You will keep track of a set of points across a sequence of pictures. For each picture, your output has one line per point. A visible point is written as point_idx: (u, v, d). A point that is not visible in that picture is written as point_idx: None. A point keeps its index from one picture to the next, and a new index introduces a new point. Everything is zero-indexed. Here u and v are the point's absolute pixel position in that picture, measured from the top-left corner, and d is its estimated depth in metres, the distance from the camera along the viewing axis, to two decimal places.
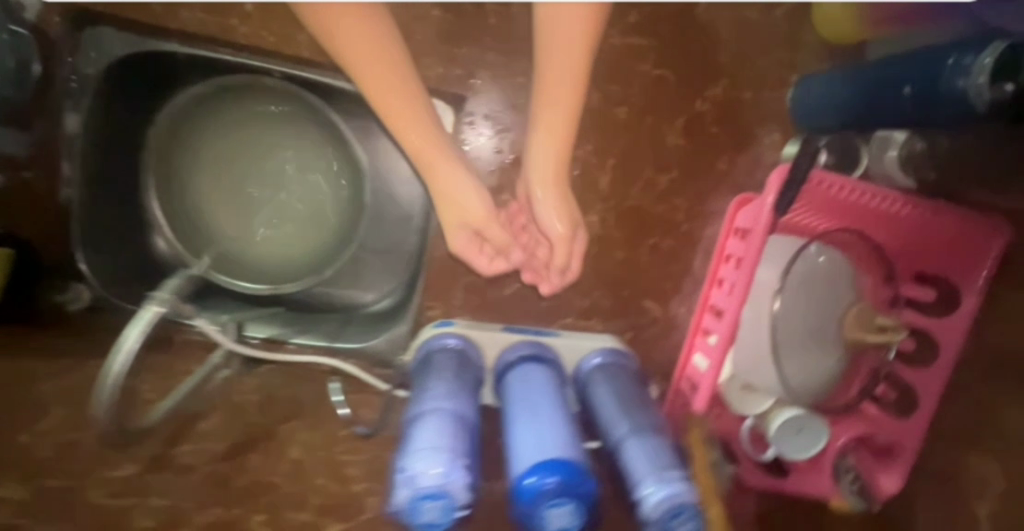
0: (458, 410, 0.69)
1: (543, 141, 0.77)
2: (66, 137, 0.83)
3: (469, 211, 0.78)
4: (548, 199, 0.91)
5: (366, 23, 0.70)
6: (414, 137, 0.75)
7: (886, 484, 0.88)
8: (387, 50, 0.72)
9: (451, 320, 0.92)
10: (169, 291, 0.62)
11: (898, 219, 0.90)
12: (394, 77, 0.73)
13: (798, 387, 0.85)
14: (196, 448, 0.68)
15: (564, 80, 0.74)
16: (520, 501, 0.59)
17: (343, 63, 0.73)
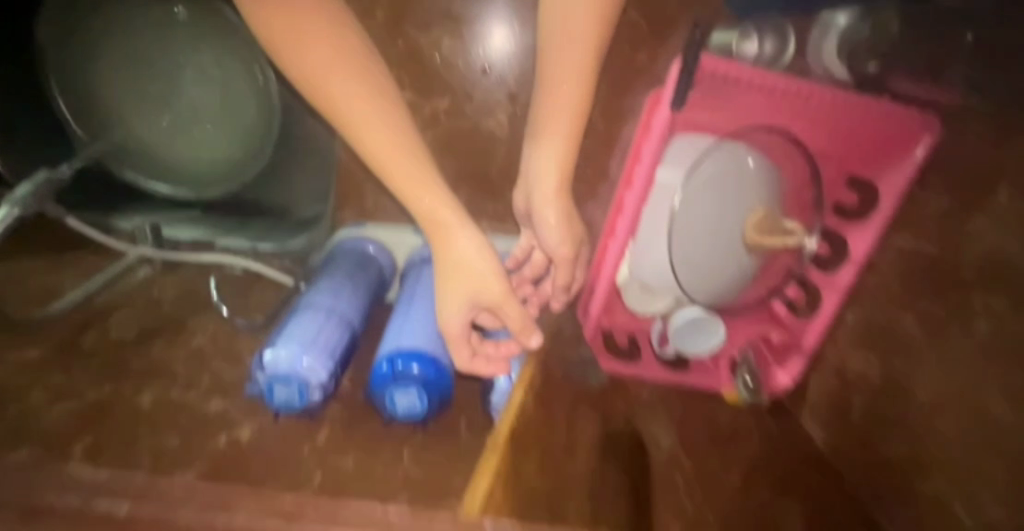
0: (341, 304, 0.72)
1: (553, 152, 0.69)
2: None
3: (485, 274, 0.62)
4: (451, 97, 0.86)
5: (333, 46, 0.61)
6: (401, 162, 0.62)
7: (779, 379, 0.92)
8: (360, 71, 0.62)
9: (361, 223, 0.93)
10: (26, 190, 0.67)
11: (832, 117, 0.83)
12: (367, 95, 0.61)
13: (694, 288, 0.86)
14: (104, 335, 0.74)
15: (568, 88, 0.68)
16: (376, 382, 0.65)
17: (314, 89, 0.61)
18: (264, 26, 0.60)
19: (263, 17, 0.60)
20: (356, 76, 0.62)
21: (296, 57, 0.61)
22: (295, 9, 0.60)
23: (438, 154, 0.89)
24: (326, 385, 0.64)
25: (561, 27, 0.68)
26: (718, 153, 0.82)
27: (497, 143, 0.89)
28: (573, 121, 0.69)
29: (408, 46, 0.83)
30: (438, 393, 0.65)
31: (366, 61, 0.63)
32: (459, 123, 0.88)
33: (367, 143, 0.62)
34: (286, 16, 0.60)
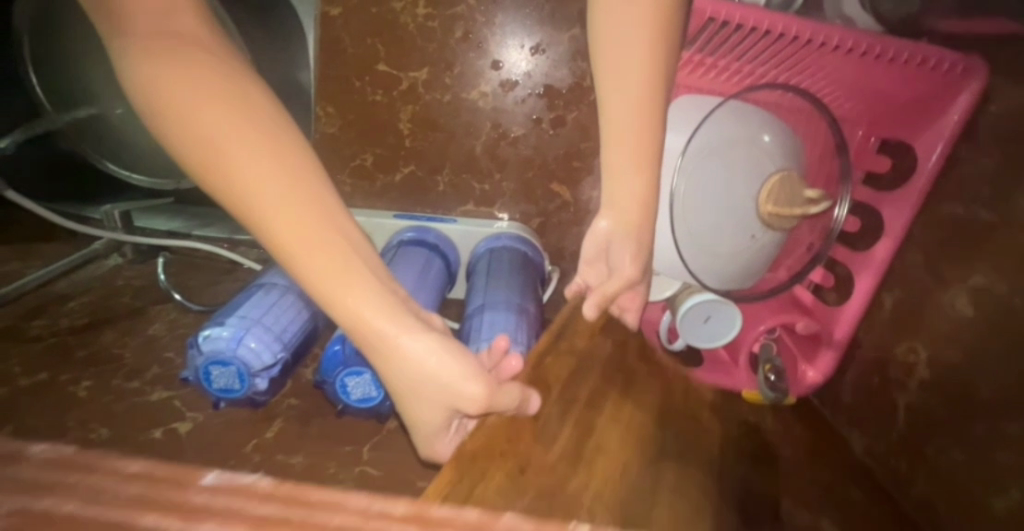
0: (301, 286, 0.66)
1: (617, 170, 0.57)
2: None
3: (445, 374, 0.44)
4: (429, 66, 0.80)
5: (227, 98, 0.41)
6: (320, 257, 0.42)
7: (808, 375, 0.79)
8: (265, 131, 0.42)
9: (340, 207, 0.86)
10: None
11: (857, 66, 0.72)
12: (261, 161, 0.41)
13: (702, 271, 0.75)
14: (55, 322, 0.69)
15: (628, 88, 0.55)
16: (329, 369, 0.59)
17: (200, 162, 0.41)
18: (136, 77, 0.41)
19: (134, 67, 0.41)
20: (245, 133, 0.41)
21: (175, 119, 0.41)
22: (178, 50, 0.41)
23: (418, 131, 0.83)
24: (270, 370, 0.60)
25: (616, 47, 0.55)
26: (725, 113, 0.72)
27: (481, 116, 0.82)
28: (644, 138, 0.56)
29: (382, 12, 0.77)
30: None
31: (269, 115, 0.43)
32: (439, 95, 0.81)
33: (273, 233, 0.42)
34: (165, 59, 0.41)
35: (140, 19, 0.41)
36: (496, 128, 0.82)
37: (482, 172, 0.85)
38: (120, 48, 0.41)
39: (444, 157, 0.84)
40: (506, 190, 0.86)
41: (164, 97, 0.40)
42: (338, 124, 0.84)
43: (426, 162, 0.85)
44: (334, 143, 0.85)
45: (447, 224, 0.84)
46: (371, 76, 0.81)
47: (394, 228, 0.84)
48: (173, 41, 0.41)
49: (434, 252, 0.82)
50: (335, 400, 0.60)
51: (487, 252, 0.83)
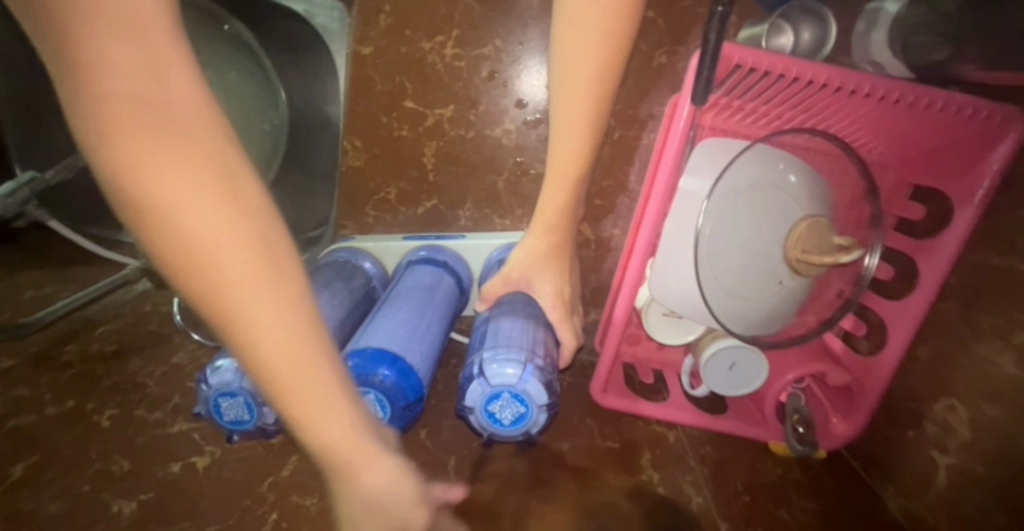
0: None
1: (561, 174, 0.65)
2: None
3: (405, 510, 0.48)
4: (454, 103, 0.81)
5: (221, 204, 0.38)
6: (301, 389, 0.41)
7: (839, 427, 0.77)
8: (272, 257, 0.40)
9: (351, 234, 0.86)
10: (2, 194, 0.64)
11: (892, 112, 0.70)
12: (270, 292, 0.40)
13: (729, 318, 0.73)
14: (84, 348, 0.71)
15: (573, 109, 0.63)
16: None
17: (181, 264, 0.38)
18: (111, 170, 0.36)
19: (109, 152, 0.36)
20: (256, 262, 0.39)
21: (151, 218, 0.37)
22: (165, 134, 0.36)
23: (442, 165, 0.84)
24: None
25: (570, 69, 0.62)
26: (751, 158, 0.70)
27: (504, 153, 0.82)
28: (584, 150, 0.64)
29: (411, 52, 0.79)
30: (401, 399, 0.59)
31: (261, 221, 0.40)
32: (464, 131, 0.82)
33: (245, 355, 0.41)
34: (150, 146, 0.36)
35: (120, 90, 0.35)
36: (520, 163, 0.83)
37: (503, 207, 0.85)
38: (90, 126, 0.35)
39: (468, 192, 0.85)
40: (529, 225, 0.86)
41: (149, 193, 0.36)
42: (365, 158, 0.84)
43: (448, 197, 0.85)
44: (359, 174, 0.85)
45: (454, 240, 0.82)
46: (398, 112, 0.82)
47: (403, 250, 0.82)
48: (151, 124, 0.36)
49: (439, 265, 0.79)
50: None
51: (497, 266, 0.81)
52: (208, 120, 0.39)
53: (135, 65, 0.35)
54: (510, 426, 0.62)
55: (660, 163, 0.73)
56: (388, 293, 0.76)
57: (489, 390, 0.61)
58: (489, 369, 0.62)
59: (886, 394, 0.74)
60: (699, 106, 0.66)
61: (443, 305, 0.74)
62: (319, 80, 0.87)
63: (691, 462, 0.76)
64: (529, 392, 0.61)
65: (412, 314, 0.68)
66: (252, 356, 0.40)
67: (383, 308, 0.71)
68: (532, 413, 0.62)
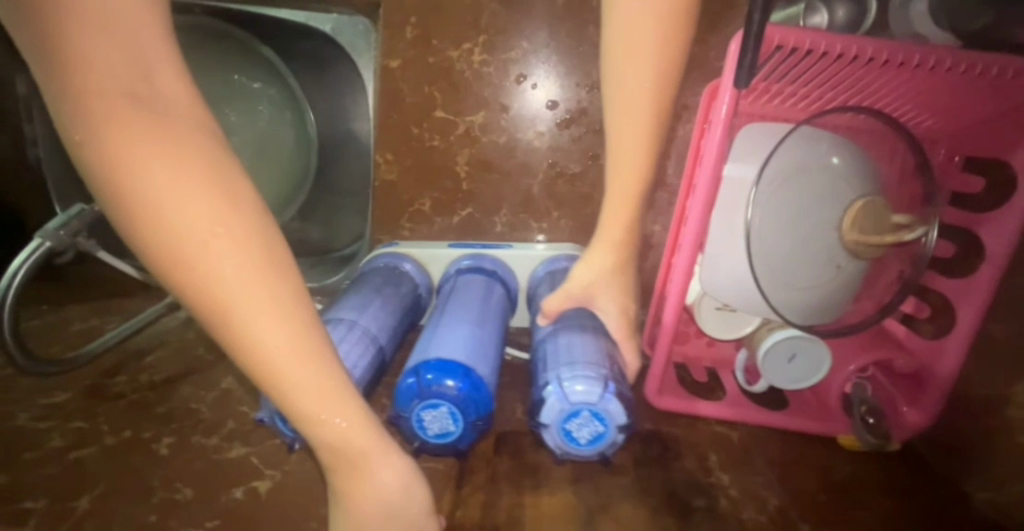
0: (365, 320, 0.66)
1: (625, 172, 0.62)
2: (26, 99, 0.85)
3: (414, 505, 0.51)
4: (484, 109, 0.80)
5: (199, 184, 0.43)
6: (295, 363, 0.45)
7: (910, 416, 0.73)
8: (257, 236, 0.45)
9: (395, 241, 0.84)
10: (55, 227, 0.65)
11: (943, 84, 0.67)
12: (256, 269, 0.44)
13: (785, 308, 0.71)
14: (135, 378, 0.71)
15: (639, 105, 0.61)
16: (401, 400, 0.56)
17: (174, 247, 0.42)
18: (104, 162, 0.41)
19: (101, 139, 0.41)
20: (237, 241, 0.44)
21: (142, 206, 0.42)
22: (153, 126, 0.42)
23: (475, 173, 0.83)
24: None
25: (631, 63, 0.60)
26: (797, 142, 0.68)
27: (538, 156, 0.81)
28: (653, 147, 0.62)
29: (439, 61, 0.79)
30: (475, 413, 0.56)
31: (247, 199, 0.45)
32: (496, 137, 0.81)
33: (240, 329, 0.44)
34: (133, 137, 0.41)
35: (106, 88, 0.41)
36: (555, 164, 0.81)
37: (540, 210, 0.84)
38: (81, 125, 0.41)
39: (503, 198, 0.84)
40: (567, 227, 0.84)
41: (128, 180, 0.41)
42: (398, 171, 0.84)
43: (483, 204, 0.84)
44: (392, 187, 0.84)
45: (500, 250, 0.81)
46: (428, 122, 0.81)
47: (449, 258, 0.81)
48: (143, 115, 0.42)
49: (488, 276, 0.77)
50: (410, 437, 0.57)
51: (546, 275, 0.79)
52: (195, 116, 0.45)
53: (121, 68, 0.41)
54: (586, 446, 0.60)
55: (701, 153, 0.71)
56: (442, 302, 0.74)
57: (567, 407, 0.58)
58: (565, 386, 0.59)
59: (959, 377, 0.70)
60: (742, 90, 0.64)
61: (496, 312, 0.72)
62: (346, 97, 0.87)
63: (758, 461, 0.72)
64: (609, 411, 0.58)
65: (474, 323, 0.66)
66: (246, 333, 0.44)
67: (441, 316, 0.69)
68: (611, 433, 0.59)
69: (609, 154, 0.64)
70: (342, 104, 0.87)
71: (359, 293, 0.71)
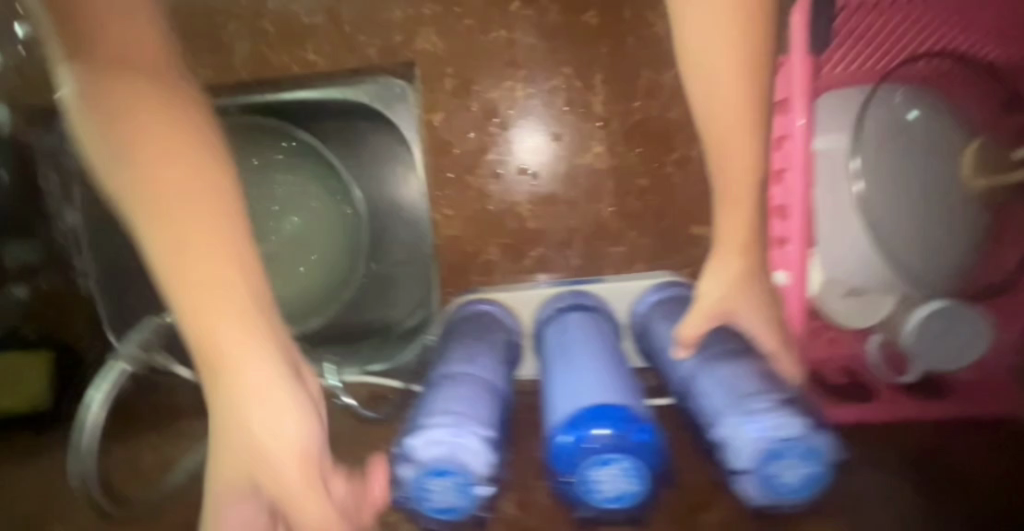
0: (484, 372, 0.60)
1: (728, 137, 0.61)
2: (74, 233, 0.83)
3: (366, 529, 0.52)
4: (538, 143, 0.77)
5: (196, 208, 0.46)
6: (264, 380, 0.49)
7: None
8: (241, 265, 0.48)
9: (478, 286, 0.80)
10: (132, 344, 0.66)
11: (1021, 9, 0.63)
12: (239, 296, 0.48)
13: (920, 272, 0.65)
14: None
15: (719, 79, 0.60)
16: (559, 465, 0.48)
17: (168, 279, 0.47)
18: (132, 200, 0.46)
19: (136, 187, 0.45)
20: (236, 270, 0.47)
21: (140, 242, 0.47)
22: (175, 162, 0.46)
23: (539, 209, 0.78)
24: (493, 475, 0.49)
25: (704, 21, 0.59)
26: (886, 98, 0.64)
27: (601, 177, 0.77)
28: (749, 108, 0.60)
29: (483, 105, 0.76)
30: (651, 462, 0.47)
31: (238, 226, 0.48)
32: (555, 168, 0.77)
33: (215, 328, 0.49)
34: (168, 176, 0.45)
35: (133, 138, 0.45)
36: (620, 183, 0.77)
37: (614, 233, 0.78)
38: (117, 168, 0.46)
39: (573, 229, 0.78)
40: (646, 244, 0.78)
41: (143, 218, 0.46)
42: (459, 224, 0.80)
43: (554, 239, 0.79)
44: (456, 243, 0.80)
45: (593, 285, 0.77)
46: (482, 168, 0.78)
47: (540, 296, 0.77)
48: (167, 151, 0.46)
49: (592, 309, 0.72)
50: (576, 504, 0.48)
51: (654, 303, 0.73)
52: (216, 153, 0.48)
53: (154, 114, 0.46)
54: (792, 491, 0.51)
55: None
56: (553, 342, 0.67)
57: (766, 448, 0.50)
58: (754, 424, 0.51)
59: None
60: (812, 57, 0.63)
61: (615, 347, 0.65)
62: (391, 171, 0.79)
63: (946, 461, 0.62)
64: (815, 445, 0.50)
65: (605, 363, 0.58)
66: (210, 353, 0.48)
67: (561, 354, 0.63)
68: (822, 472, 0.50)
69: (710, 137, 0.63)
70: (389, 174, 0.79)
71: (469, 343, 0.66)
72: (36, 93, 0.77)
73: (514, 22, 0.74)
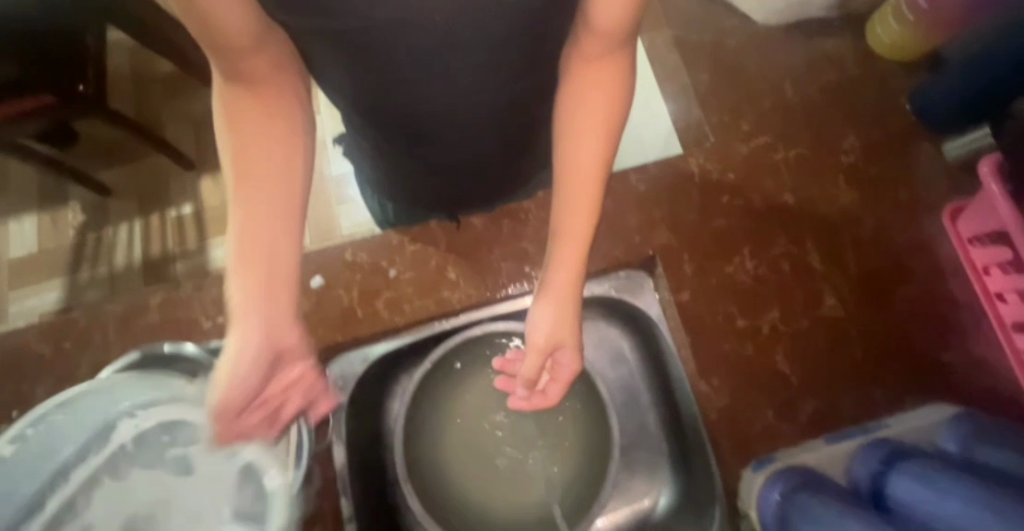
0: None
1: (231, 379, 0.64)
2: (340, 473, 0.81)
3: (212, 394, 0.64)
4: (778, 305, 0.86)
5: (263, 164, 0.66)
6: (254, 302, 0.65)
7: None
8: (268, 266, 0.66)
9: (770, 454, 0.79)
10: None
11: None
12: (260, 295, 0.65)
13: None
14: None
15: (576, 199, 0.74)
16: None
17: (247, 257, 0.66)
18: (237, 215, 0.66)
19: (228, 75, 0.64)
20: (261, 279, 0.66)
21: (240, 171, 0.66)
22: (258, 162, 0.66)
23: (797, 363, 0.83)
24: None
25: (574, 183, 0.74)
26: None
27: (841, 324, 0.85)
28: (271, 302, 0.66)
29: (722, 280, 0.87)
30: None
31: (292, 232, 0.67)
32: (800, 322, 0.85)
33: (476, 304, 0.88)
34: (249, 169, 0.66)
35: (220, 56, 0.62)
36: (860, 327, 0.85)
37: (872, 375, 0.83)
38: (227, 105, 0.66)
39: (833, 377, 0.83)
40: (906, 383, 0.83)
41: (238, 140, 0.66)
42: (728, 392, 0.83)
43: (821, 391, 0.83)
44: (730, 409, 0.82)
45: (886, 430, 0.77)
46: (736, 334, 0.85)
47: (839, 450, 0.77)
48: (269, 139, 0.67)
49: (916, 452, 0.70)
50: None
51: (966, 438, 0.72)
52: (291, 151, 0.68)
53: (265, 121, 0.67)
54: None
55: (983, 266, 0.84)
56: (924, 505, 0.62)
57: None
58: None
59: None
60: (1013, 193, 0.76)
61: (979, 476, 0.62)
62: (601, 348, 0.95)
63: None
64: None
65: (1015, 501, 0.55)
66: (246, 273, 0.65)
67: (943, 507, 0.60)
68: None
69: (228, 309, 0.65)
70: (601, 353, 0.95)
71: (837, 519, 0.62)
72: (331, 333, 0.86)
73: (725, 212, 0.90)
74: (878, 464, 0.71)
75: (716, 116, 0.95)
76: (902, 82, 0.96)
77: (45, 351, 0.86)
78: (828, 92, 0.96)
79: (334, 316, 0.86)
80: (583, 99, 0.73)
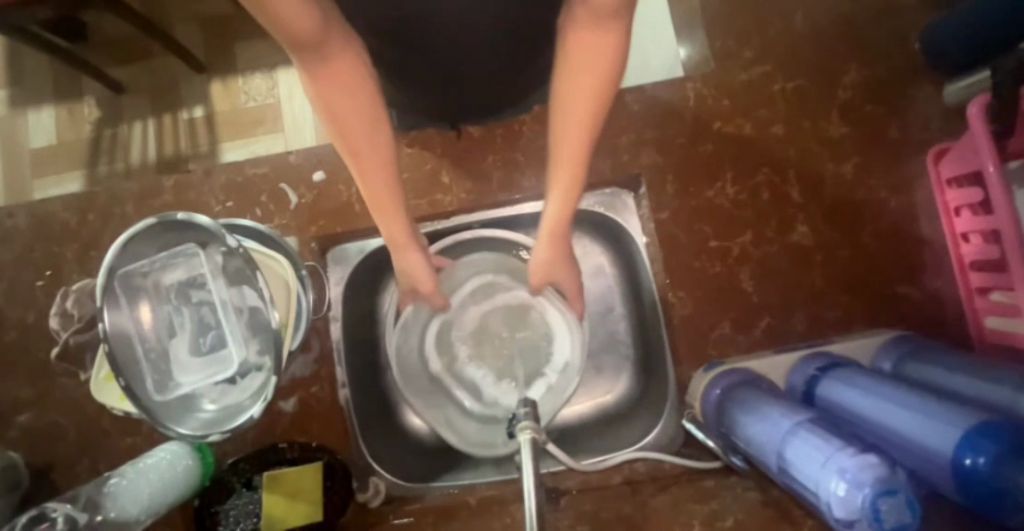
0: (801, 415, 0.65)
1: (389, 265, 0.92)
2: (336, 346, 0.91)
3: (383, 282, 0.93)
4: (752, 230, 0.91)
5: (360, 148, 0.67)
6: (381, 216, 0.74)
7: None
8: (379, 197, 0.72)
9: (719, 361, 0.87)
10: (527, 417, 0.69)
11: None
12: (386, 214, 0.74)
13: None
14: None
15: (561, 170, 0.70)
16: (971, 490, 0.53)
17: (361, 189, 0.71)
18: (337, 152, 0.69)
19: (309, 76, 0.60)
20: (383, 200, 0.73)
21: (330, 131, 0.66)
22: (356, 151, 0.67)
23: (760, 283, 0.90)
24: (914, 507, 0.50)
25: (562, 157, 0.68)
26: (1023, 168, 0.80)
27: (807, 252, 0.90)
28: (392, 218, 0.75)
29: (701, 203, 0.91)
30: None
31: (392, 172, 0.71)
32: (769, 247, 0.90)
33: (467, 207, 0.94)
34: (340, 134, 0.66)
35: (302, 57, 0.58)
36: (825, 255, 0.90)
37: (829, 301, 0.89)
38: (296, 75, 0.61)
39: (792, 299, 0.89)
40: (858, 310, 0.89)
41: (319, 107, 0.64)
42: (691, 305, 0.90)
43: (778, 311, 0.89)
44: (692, 320, 0.89)
45: (829, 347, 0.85)
46: (707, 254, 0.90)
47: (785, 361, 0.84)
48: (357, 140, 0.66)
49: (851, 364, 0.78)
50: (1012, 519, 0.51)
51: (899, 359, 0.79)
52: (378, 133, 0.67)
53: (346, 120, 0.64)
54: None
55: (955, 208, 0.87)
56: (846, 403, 0.70)
57: None
58: None
59: None
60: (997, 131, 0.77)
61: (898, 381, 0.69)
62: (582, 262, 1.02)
63: None
64: None
65: (922, 397, 0.62)
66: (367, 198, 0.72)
67: (862, 403, 0.68)
68: None
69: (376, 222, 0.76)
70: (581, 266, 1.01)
71: (764, 406, 0.70)
72: (331, 224, 0.92)
73: (713, 137, 0.92)
74: (814, 371, 0.78)
75: (720, 40, 0.95)
76: (915, 17, 0.94)
77: (72, 220, 0.94)
78: (837, 22, 0.95)
79: (334, 208, 0.92)
80: (574, 72, 0.63)
